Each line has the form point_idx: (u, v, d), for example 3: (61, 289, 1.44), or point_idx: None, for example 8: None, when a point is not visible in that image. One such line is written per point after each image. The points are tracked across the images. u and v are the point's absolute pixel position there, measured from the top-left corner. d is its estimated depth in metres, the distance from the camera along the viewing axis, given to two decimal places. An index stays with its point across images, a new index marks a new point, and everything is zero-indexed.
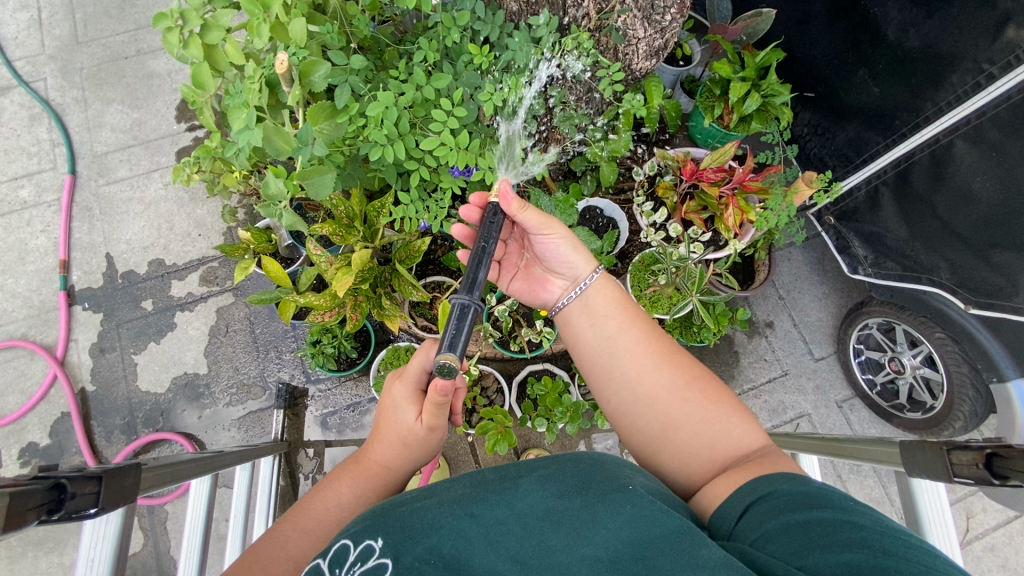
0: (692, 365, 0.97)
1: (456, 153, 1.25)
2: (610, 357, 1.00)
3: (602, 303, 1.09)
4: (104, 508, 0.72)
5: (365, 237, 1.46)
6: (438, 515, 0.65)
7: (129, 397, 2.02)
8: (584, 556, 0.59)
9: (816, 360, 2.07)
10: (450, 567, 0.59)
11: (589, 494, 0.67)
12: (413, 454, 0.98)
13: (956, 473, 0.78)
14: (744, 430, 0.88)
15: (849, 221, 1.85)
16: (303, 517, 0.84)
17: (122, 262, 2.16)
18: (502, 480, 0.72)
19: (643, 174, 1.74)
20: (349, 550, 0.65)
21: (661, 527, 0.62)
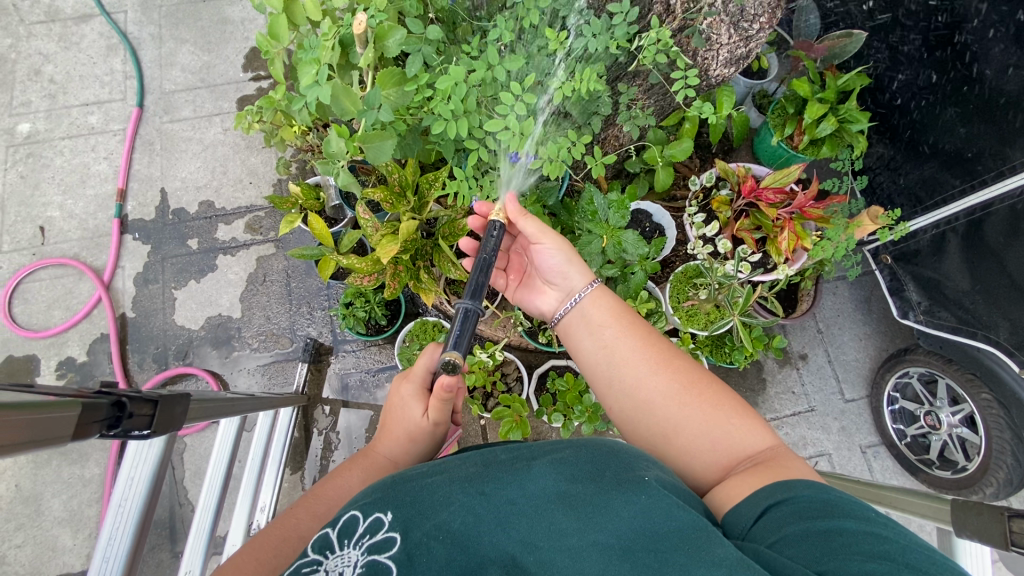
0: (690, 369, 0.93)
1: (517, 138, 1.23)
2: (611, 361, 0.97)
3: (598, 312, 1.06)
4: (154, 432, 0.75)
5: (413, 208, 1.46)
6: (449, 492, 0.64)
7: (164, 329, 2.09)
8: (596, 540, 0.56)
9: (846, 401, 2.01)
10: (458, 545, 0.57)
11: (601, 481, 0.64)
12: (419, 449, 0.99)
13: (1014, 542, 0.74)
14: (751, 434, 0.83)
15: (907, 263, 1.77)
16: (314, 504, 0.85)
17: (175, 199, 2.22)
18: (515, 461, 0.69)
19: (700, 184, 1.69)
20: (358, 522, 0.63)
21: (674, 519, 0.58)
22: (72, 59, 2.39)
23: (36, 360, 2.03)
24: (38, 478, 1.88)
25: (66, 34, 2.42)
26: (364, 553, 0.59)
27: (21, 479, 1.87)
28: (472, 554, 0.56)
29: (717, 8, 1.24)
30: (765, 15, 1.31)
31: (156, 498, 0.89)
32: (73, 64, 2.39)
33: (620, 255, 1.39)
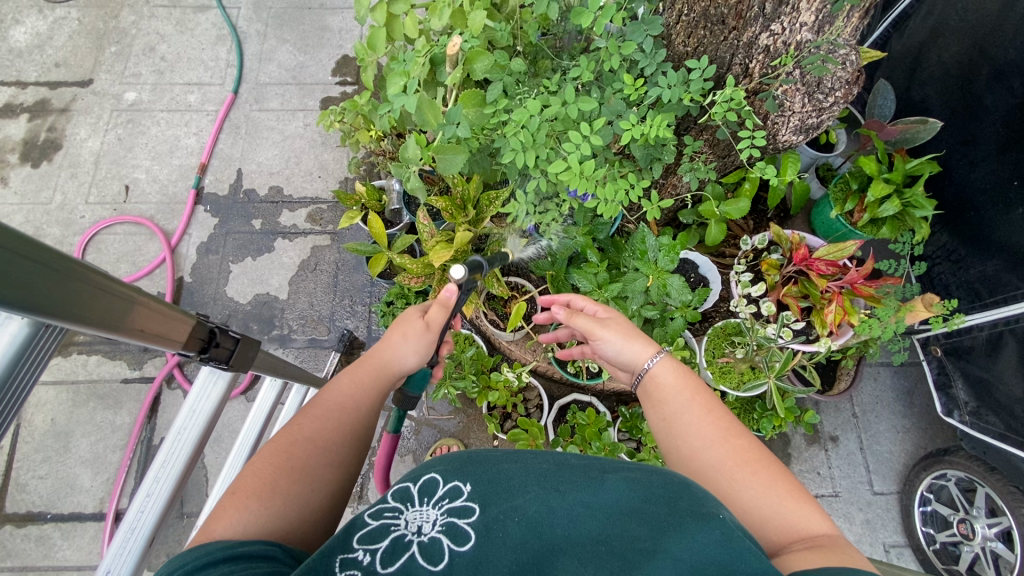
0: (755, 445, 0.87)
1: (581, 172, 1.28)
2: (670, 423, 0.94)
3: (667, 384, 0.99)
4: (229, 367, 0.90)
5: (470, 222, 1.52)
6: (526, 480, 0.70)
7: (215, 298, 2.20)
8: (667, 552, 0.58)
9: (873, 493, 1.91)
10: (533, 528, 0.63)
11: (675, 503, 0.65)
12: (413, 342, 0.98)
13: None
14: (814, 518, 0.77)
15: (958, 358, 1.71)
16: (309, 405, 0.87)
17: (248, 180, 2.37)
18: (588, 470, 0.73)
19: (751, 245, 1.70)
20: (438, 484, 0.71)
21: (750, 559, 0.57)
22: (184, 43, 2.63)
23: None
24: (73, 417, 1.98)
25: (184, 20, 2.67)
26: (443, 514, 0.66)
27: (57, 415, 1.97)
28: (546, 540, 0.62)
29: (794, 78, 1.28)
30: (844, 91, 1.32)
31: (207, 434, 0.94)
32: (185, 47, 2.62)
33: (662, 298, 1.41)
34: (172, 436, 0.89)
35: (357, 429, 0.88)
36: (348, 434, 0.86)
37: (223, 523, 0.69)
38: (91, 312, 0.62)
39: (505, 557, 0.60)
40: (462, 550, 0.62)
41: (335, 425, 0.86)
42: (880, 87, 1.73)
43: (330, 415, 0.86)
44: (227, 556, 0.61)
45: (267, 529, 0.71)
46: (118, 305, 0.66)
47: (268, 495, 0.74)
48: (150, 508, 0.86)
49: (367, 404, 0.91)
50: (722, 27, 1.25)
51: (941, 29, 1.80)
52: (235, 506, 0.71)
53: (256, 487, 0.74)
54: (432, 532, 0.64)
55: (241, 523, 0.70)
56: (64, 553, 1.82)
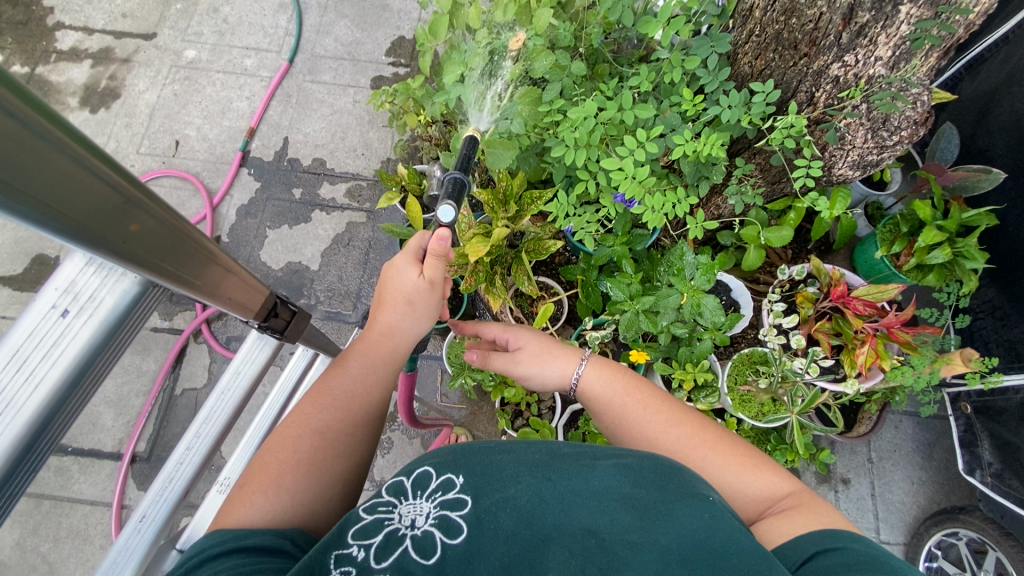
0: (697, 424, 0.93)
1: (628, 183, 1.27)
2: (621, 421, 0.98)
3: (600, 385, 1.05)
4: (284, 337, 1.05)
5: (509, 217, 1.50)
6: (518, 472, 0.72)
7: (249, 260, 2.25)
8: (656, 542, 0.62)
9: (879, 541, 1.87)
10: (524, 520, 0.65)
11: (665, 491, 0.69)
12: (418, 317, 0.99)
13: None
14: (774, 479, 0.85)
15: (988, 419, 1.65)
16: (319, 395, 0.89)
17: (294, 149, 2.41)
18: (579, 458, 0.76)
19: (788, 275, 1.67)
20: (431, 478, 0.73)
21: (737, 545, 0.63)
22: (247, 7, 2.68)
23: None
24: None
25: None
26: (436, 507, 0.68)
27: None
28: (536, 531, 0.64)
29: (859, 111, 1.24)
30: (909, 131, 1.27)
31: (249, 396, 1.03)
32: (247, 11, 2.67)
33: (695, 317, 1.39)
34: (217, 394, 0.98)
35: (366, 422, 0.91)
36: (357, 420, 0.89)
37: (240, 514, 0.72)
38: (190, 274, 0.75)
39: (497, 549, 0.63)
40: (455, 543, 0.64)
41: (345, 417, 0.88)
42: (946, 130, 1.69)
43: (341, 407, 0.88)
44: (234, 548, 0.65)
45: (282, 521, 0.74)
46: (202, 265, 0.77)
47: (282, 485, 0.77)
48: (190, 461, 0.94)
49: (376, 389, 0.94)
50: (793, 53, 1.24)
51: (1019, 77, 1.73)
52: (249, 499, 0.74)
53: (269, 479, 0.77)
54: (424, 526, 0.66)
55: (257, 514, 0.72)
56: (80, 486, 1.89)
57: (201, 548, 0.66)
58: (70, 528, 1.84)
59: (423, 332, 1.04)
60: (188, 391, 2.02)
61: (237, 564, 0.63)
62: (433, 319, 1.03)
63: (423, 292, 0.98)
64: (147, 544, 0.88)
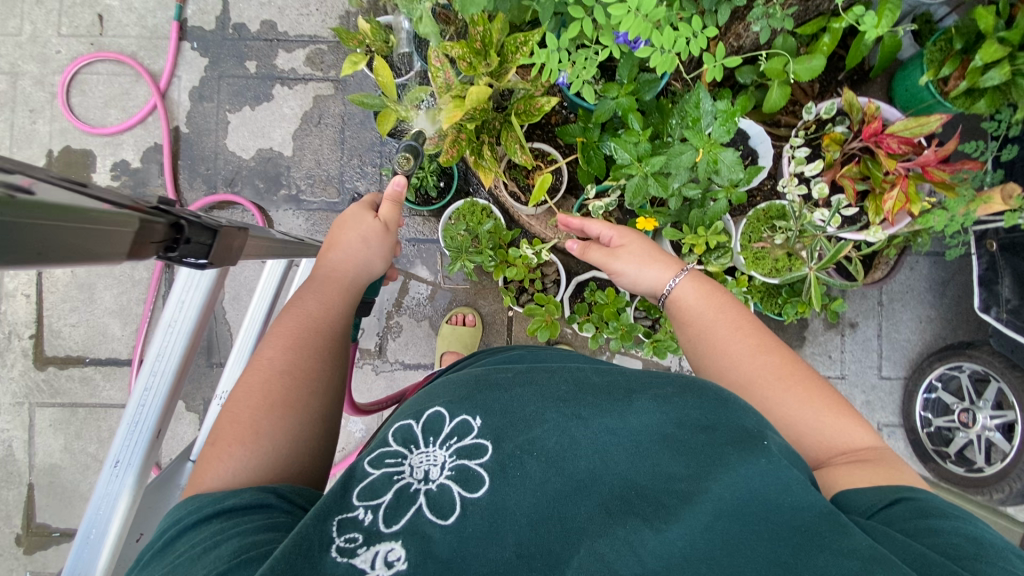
0: (785, 358, 0.92)
1: (635, 17, 1.03)
2: (706, 336, 0.99)
3: (693, 300, 1.05)
4: (210, 263, 0.79)
5: (491, 74, 1.28)
6: (541, 408, 0.72)
7: (216, 152, 2.05)
8: (708, 492, 0.63)
9: (881, 377, 1.95)
10: (555, 465, 0.66)
11: (713, 436, 0.68)
12: (370, 249, 1.11)
13: None
14: (855, 429, 0.84)
15: (1014, 255, 1.57)
16: (278, 338, 0.91)
17: (237, 12, 2.05)
18: (614, 391, 0.75)
19: (815, 114, 1.49)
20: (444, 421, 0.73)
21: (793, 498, 0.62)
22: None
23: (92, 155, 2.04)
24: (92, 270, 1.98)
25: None
26: (451, 456, 0.69)
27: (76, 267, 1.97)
28: (569, 478, 0.65)
29: None
30: None
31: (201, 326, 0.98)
32: None
33: (710, 175, 1.25)
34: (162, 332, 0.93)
35: (327, 351, 0.93)
36: (322, 355, 0.92)
37: (217, 471, 0.73)
38: None
39: (527, 500, 0.63)
40: (477, 496, 0.64)
41: (310, 354, 0.90)
42: None
43: (304, 346, 0.90)
44: (217, 511, 0.66)
45: (259, 475, 0.75)
46: None
47: (259, 433, 0.78)
48: (152, 400, 0.93)
49: (333, 323, 0.98)
50: None
51: None
52: (226, 452, 0.75)
53: (243, 430, 0.78)
54: (439, 479, 0.66)
55: (232, 468, 0.74)
56: (109, 393, 1.96)
57: (177, 519, 0.68)
58: (113, 430, 1.95)
59: (378, 269, 1.14)
60: None
61: (217, 532, 0.63)
62: (385, 258, 1.15)
63: (377, 230, 1.13)
64: (132, 481, 0.91)
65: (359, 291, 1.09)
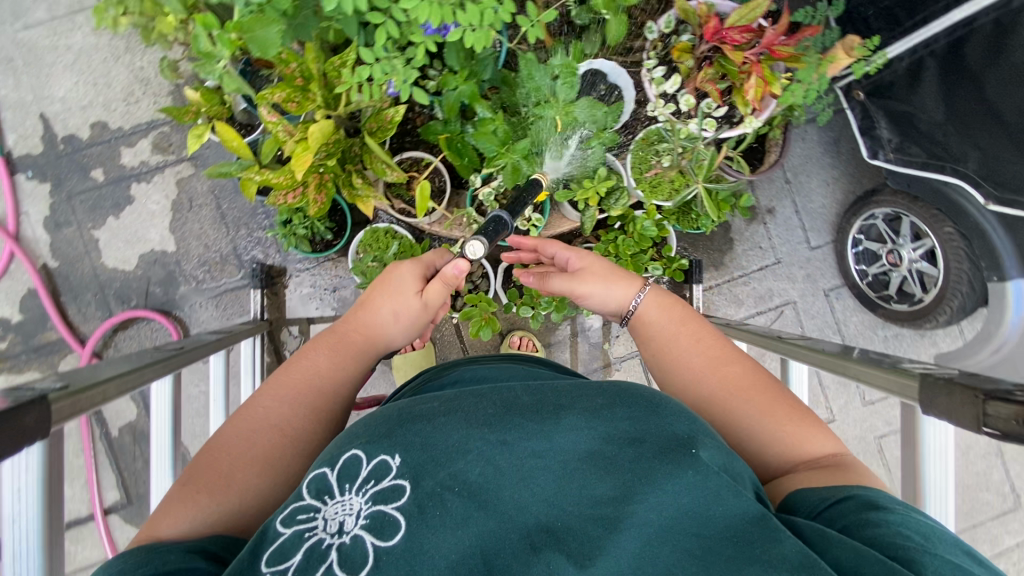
0: (749, 368, 0.91)
1: (425, 4, 1.00)
2: (669, 351, 0.98)
3: (655, 318, 1.05)
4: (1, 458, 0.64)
5: (325, 104, 1.23)
6: (468, 434, 0.68)
7: (96, 274, 1.91)
8: (635, 516, 0.61)
9: (811, 249, 2.03)
10: (476, 498, 0.63)
11: (642, 448, 0.66)
12: (395, 326, 1.09)
13: (986, 423, 0.68)
14: (821, 438, 0.82)
15: (880, 97, 1.63)
16: (282, 388, 0.92)
17: (60, 125, 1.90)
18: (541, 407, 0.72)
19: (657, 31, 1.48)
20: (361, 463, 0.68)
21: (721, 507, 0.60)
22: None
23: None
24: None
25: None
26: (368, 502, 0.64)
27: None
28: (491, 511, 0.62)
29: None
30: None
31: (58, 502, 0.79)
32: None
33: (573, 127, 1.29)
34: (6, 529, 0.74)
35: (327, 412, 0.93)
36: (320, 415, 0.92)
37: (177, 520, 0.74)
38: None
39: (447, 542, 0.60)
40: (391, 545, 0.60)
41: (306, 412, 0.91)
42: None
43: (304, 402, 0.92)
44: None
45: (218, 523, 0.76)
46: None
47: (231, 485, 0.80)
48: None
49: (336, 385, 0.97)
50: None
51: None
52: (192, 499, 0.76)
53: (215, 479, 0.80)
54: (353, 529, 0.62)
55: (192, 518, 0.75)
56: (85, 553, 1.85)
57: None
58: None
59: (399, 341, 1.12)
60: (127, 427, 1.86)
61: None
62: (407, 334, 1.12)
63: (410, 309, 1.10)
64: None
65: (375, 358, 1.07)
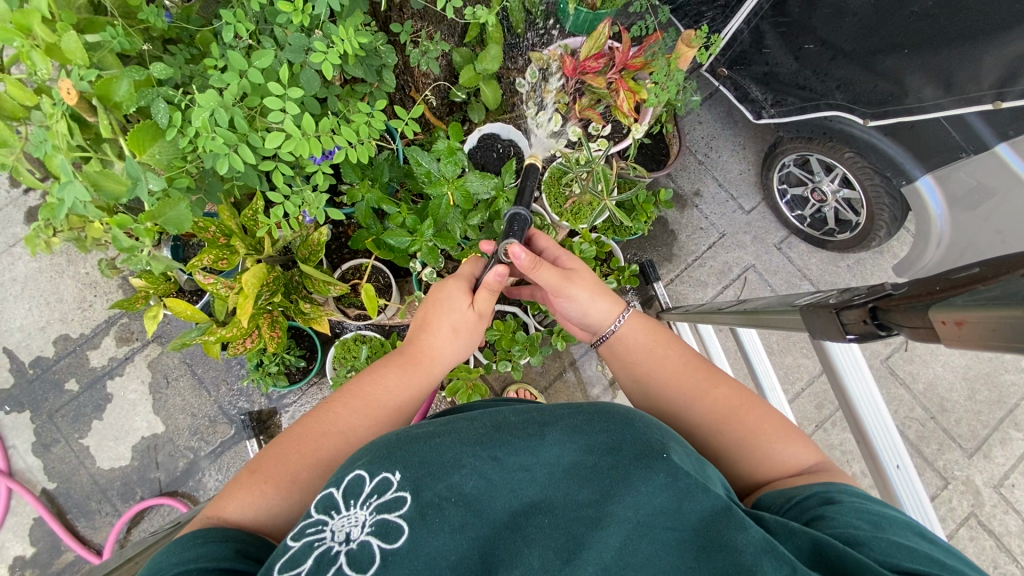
0: (737, 389, 0.94)
1: (305, 140, 1.13)
2: (649, 386, 1.02)
3: (633, 347, 1.08)
4: None
5: (250, 248, 1.33)
6: (459, 452, 0.68)
7: (95, 480, 1.92)
8: (613, 515, 0.62)
9: (747, 213, 2.13)
10: (471, 507, 0.63)
11: (620, 454, 0.68)
12: (456, 344, 1.10)
13: (849, 331, 0.67)
14: (801, 447, 0.84)
15: (742, 67, 1.82)
16: (352, 399, 0.95)
17: (25, 352, 1.96)
18: (527, 424, 0.73)
19: (527, 83, 1.64)
20: (364, 482, 0.67)
21: (694, 503, 0.62)
22: None
23: None
24: None
25: None
26: (373, 512, 0.63)
27: None
28: (484, 520, 0.63)
29: None
30: None
31: None
32: None
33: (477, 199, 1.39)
34: None
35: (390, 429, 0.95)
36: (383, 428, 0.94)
37: (243, 504, 0.77)
38: None
39: (446, 545, 0.60)
40: (395, 547, 0.60)
41: (372, 426, 0.93)
42: None
43: (370, 416, 0.94)
44: None
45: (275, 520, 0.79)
46: None
47: (296, 482, 0.82)
48: None
49: (401, 405, 0.99)
50: None
51: None
52: (259, 488, 0.80)
53: (285, 475, 0.82)
54: (360, 536, 0.62)
55: (253, 508, 0.77)
56: None
57: None
58: None
59: (454, 361, 1.12)
60: None
61: None
62: (463, 351, 1.13)
63: (466, 321, 1.11)
64: None
65: (431, 384, 1.07)
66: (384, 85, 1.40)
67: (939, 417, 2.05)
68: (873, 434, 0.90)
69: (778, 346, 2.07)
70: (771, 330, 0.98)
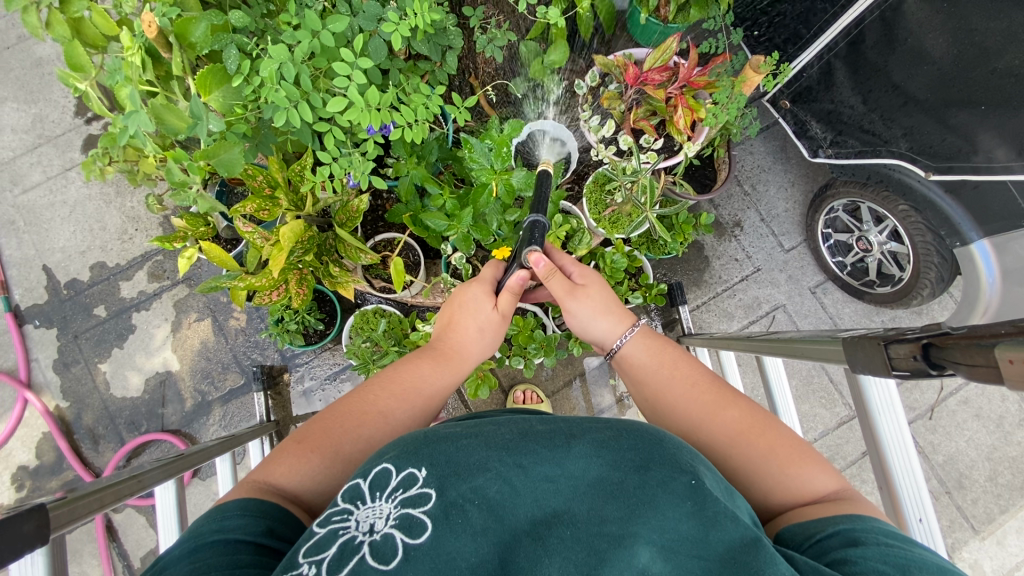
0: (749, 410, 0.90)
1: (367, 110, 1.15)
2: (661, 396, 0.98)
3: (639, 359, 1.05)
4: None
5: (292, 204, 1.35)
6: (485, 457, 0.68)
7: (106, 405, 1.97)
8: (638, 535, 0.59)
9: (786, 251, 2.09)
10: (494, 512, 0.62)
11: (646, 474, 0.65)
12: (484, 342, 1.10)
13: (895, 367, 0.65)
14: (819, 476, 0.81)
15: (805, 102, 1.78)
16: (391, 384, 0.95)
17: (63, 272, 2.03)
18: (553, 435, 0.72)
19: (586, 87, 1.63)
20: (390, 475, 0.67)
21: (718, 533, 0.60)
22: None
23: None
24: None
25: None
26: (398, 506, 0.63)
27: None
28: (506, 526, 0.61)
29: None
30: None
31: None
32: None
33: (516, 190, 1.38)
34: None
35: (421, 414, 0.96)
36: (416, 413, 0.95)
37: (288, 471, 0.79)
38: None
39: (468, 547, 0.59)
40: (419, 542, 0.59)
41: (406, 412, 0.93)
42: None
43: (404, 401, 0.94)
44: None
45: (320, 489, 0.81)
46: None
47: (339, 453, 0.84)
48: None
49: (435, 393, 0.99)
50: None
51: None
52: (306, 456, 0.81)
53: (330, 446, 0.84)
54: (384, 528, 0.61)
55: (300, 474, 0.80)
56: None
57: None
58: None
59: (484, 357, 1.12)
60: (147, 555, 1.84)
61: None
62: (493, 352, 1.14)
63: (494, 325, 1.11)
64: None
65: (462, 377, 1.07)
66: (446, 64, 1.40)
67: (954, 493, 1.97)
68: (899, 485, 0.87)
69: (796, 391, 2.01)
70: (802, 359, 0.97)
